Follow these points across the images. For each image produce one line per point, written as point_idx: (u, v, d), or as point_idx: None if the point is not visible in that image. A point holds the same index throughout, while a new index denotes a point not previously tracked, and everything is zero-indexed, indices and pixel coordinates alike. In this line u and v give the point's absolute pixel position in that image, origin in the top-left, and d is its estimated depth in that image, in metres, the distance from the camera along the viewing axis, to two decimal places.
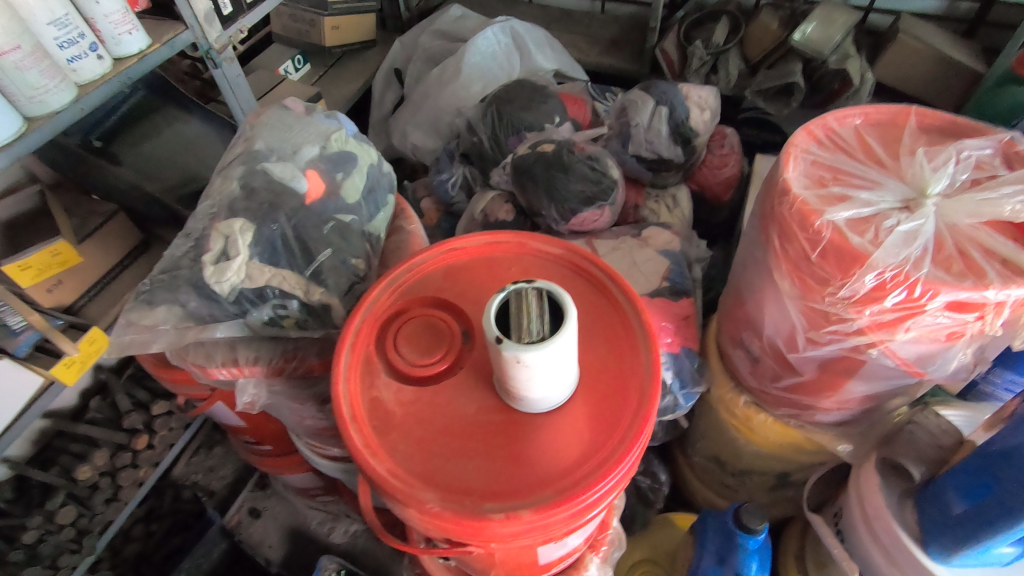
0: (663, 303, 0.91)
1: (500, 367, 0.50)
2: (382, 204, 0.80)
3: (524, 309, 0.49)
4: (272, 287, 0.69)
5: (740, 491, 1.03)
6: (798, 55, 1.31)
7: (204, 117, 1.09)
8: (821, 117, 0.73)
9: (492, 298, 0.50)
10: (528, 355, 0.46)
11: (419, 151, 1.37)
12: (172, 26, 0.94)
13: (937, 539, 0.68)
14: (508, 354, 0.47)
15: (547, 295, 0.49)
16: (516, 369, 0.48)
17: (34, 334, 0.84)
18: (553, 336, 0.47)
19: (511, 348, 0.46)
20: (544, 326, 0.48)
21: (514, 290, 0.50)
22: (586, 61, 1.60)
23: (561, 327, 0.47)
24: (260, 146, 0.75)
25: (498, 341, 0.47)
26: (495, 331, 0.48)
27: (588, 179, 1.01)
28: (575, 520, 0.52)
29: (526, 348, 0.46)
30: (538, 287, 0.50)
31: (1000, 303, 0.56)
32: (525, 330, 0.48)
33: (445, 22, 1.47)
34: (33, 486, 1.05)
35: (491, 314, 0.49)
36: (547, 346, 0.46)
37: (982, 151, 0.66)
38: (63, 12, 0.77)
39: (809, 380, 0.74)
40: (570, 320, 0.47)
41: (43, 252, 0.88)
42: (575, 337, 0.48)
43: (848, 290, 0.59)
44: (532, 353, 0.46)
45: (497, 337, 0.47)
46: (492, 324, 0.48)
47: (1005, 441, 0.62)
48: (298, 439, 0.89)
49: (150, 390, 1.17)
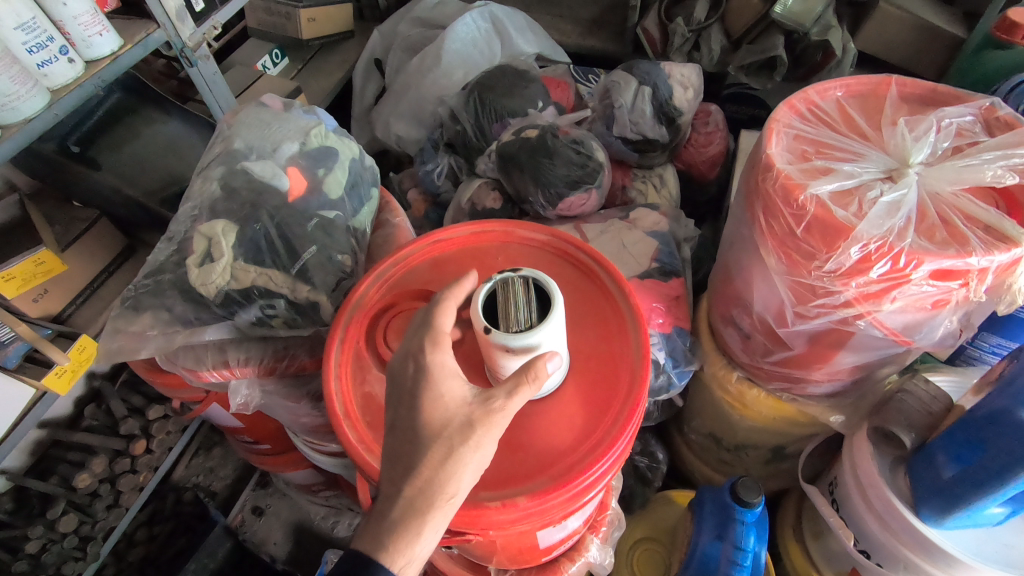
0: (653, 284, 0.91)
1: (489, 357, 0.50)
2: (366, 199, 0.79)
3: (510, 298, 0.49)
4: (258, 286, 0.68)
5: (737, 466, 1.04)
6: (780, 28, 1.30)
7: (181, 116, 1.07)
8: (802, 91, 0.73)
9: (478, 289, 0.50)
10: (517, 344, 0.47)
11: (403, 142, 1.36)
12: (143, 25, 0.92)
13: (930, 503, 0.70)
14: (496, 344, 0.47)
15: (533, 283, 0.49)
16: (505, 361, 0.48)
17: (23, 345, 0.84)
18: (541, 324, 0.47)
19: (500, 337, 0.47)
20: (532, 314, 0.48)
21: (500, 279, 0.50)
22: (568, 44, 1.59)
23: (548, 314, 0.48)
24: (239, 145, 0.74)
25: (486, 331, 0.47)
26: (483, 321, 0.48)
27: (573, 163, 1.01)
28: (573, 503, 0.53)
29: (515, 337, 0.47)
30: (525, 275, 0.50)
31: (983, 269, 0.56)
32: (513, 319, 0.48)
33: (423, 9, 1.45)
34: (32, 496, 1.06)
35: (478, 305, 0.49)
36: (536, 334, 0.47)
37: (962, 118, 0.66)
38: (30, 16, 0.75)
39: (799, 353, 0.75)
40: (557, 306, 0.48)
41: (26, 262, 0.86)
42: (563, 323, 0.49)
43: (834, 264, 0.59)
44: (520, 341, 0.47)
45: (485, 327, 0.47)
46: (479, 314, 0.48)
47: (992, 404, 0.63)
48: (295, 437, 0.88)
49: (144, 395, 1.17)
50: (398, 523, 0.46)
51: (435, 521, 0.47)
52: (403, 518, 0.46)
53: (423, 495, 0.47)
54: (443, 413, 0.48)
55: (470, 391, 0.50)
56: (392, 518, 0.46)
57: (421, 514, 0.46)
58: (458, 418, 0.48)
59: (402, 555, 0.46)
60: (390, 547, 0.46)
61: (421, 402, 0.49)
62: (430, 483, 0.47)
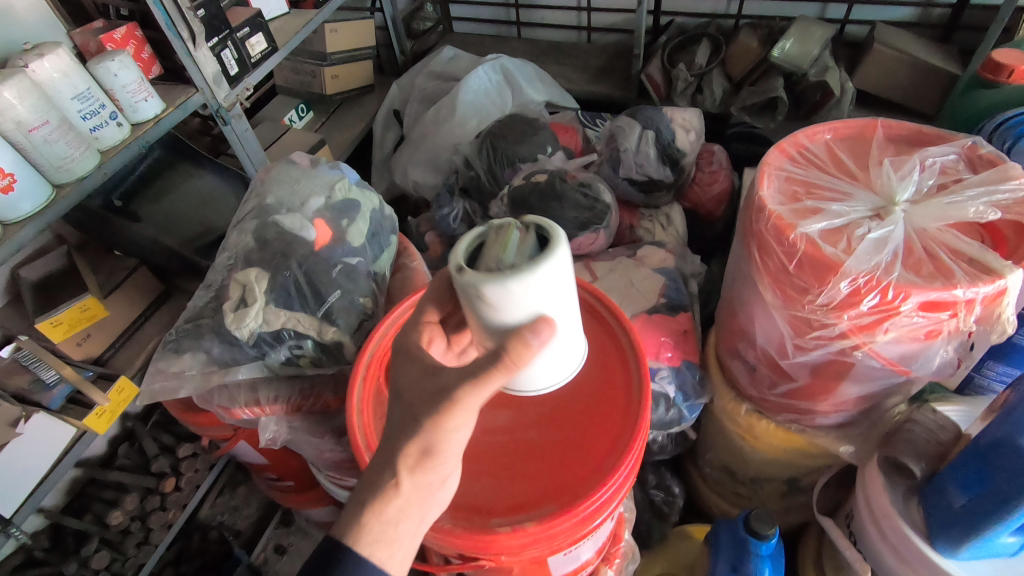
0: (661, 319, 0.94)
1: (468, 308, 0.48)
2: (385, 246, 0.86)
3: (498, 243, 0.47)
4: (288, 329, 0.74)
5: (752, 499, 1.04)
6: (779, 71, 1.37)
7: (215, 170, 1.15)
8: (792, 135, 0.77)
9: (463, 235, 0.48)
10: (488, 288, 0.44)
11: (420, 188, 1.42)
12: (184, 90, 1.01)
13: (943, 533, 0.70)
14: (470, 285, 0.45)
15: (534, 230, 0.47)
16: (473, 306, 0.46)
17: (66, 387, 0.91)
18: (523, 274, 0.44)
19: (471, 279, 0.44)
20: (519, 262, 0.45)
21: (495, 222, 0.49)
22: (576, 91, 1.66)
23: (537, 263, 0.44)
24: (271, 201, 0.81)
25: (459, 271, 0.45)
26: (456, 262, 0.46)
27: (581, 206, 1.06)
28: (581, 530, 0.55)
29: (488, 279, 0.43)
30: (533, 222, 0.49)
31: (970, 300, 0.58)
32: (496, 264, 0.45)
33: (439, 64, 1.56)
34: (68, 534, 1.11)
35: (459, 249, 0.47)
36: (516, 282, 0.43)
37: (945, 157, 0.70)
38: (85, 86, 0.84)
39: (803, 385, 0.77)
40: (551, 254, 0.44)
41: (72, 308, 0.93)
42: (555, 277, 0.45)
43: (826, 298, 0.63)
44: (498, 288, 0.44)
45: (458, 268, 0.45)
46: (458, 252, 0.47)
47: (995, 431, 0.65)
48: (318, 473, 0.91)
49: (175, 434, 1.22)
50: (363, 507, 0.51)
51: (390, 503, 0.51)
52: (365, 501, 0.51)
53: (386, 483, 0.51)
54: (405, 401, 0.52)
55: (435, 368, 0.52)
56: (359, 501, 0.51)
57: (392, 506, 0.51)
58: (417, 405, 0.51)
59: (366, 538, 0.50)
60: (352, 533, 0.50)
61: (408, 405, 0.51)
62: (391, 471, 0.51)
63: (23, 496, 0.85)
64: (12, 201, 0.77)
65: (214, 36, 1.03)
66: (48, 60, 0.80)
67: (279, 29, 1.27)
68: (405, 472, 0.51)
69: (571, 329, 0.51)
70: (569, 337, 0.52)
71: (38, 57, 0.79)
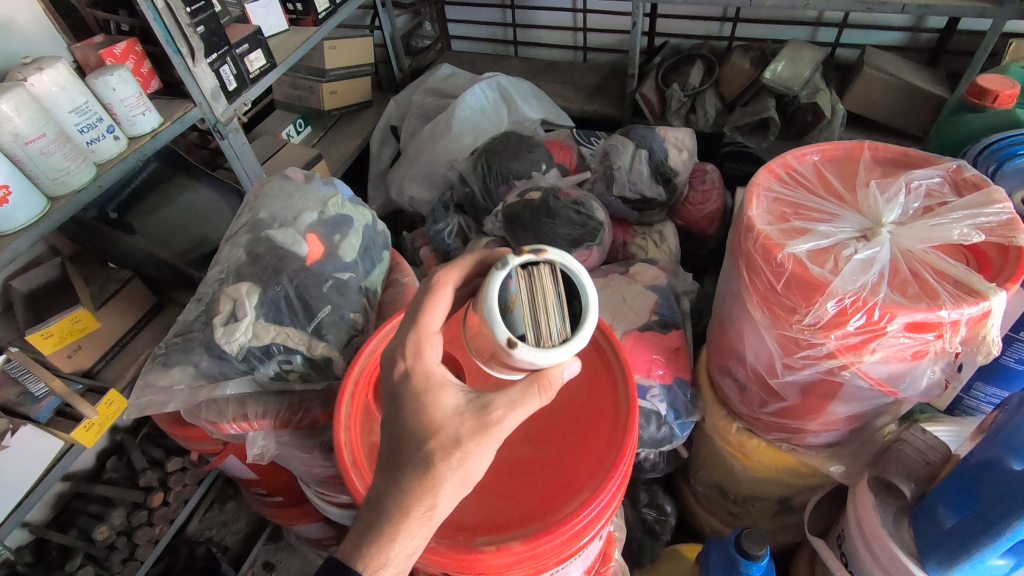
0: (653, 336, 0.94)
1: (501, 363, 0.48)
2: (377, 261, 0.86)
3: (538, 302, 0.47)
4: (277, 343, 0.73)
5: (744, 518, 1.04)
6: (771, 92, 1.38)
7: (211, 183, 1.16)
8: (781, 156, 0.78)
9: (494, 287, 0.46)
10: (546, 360, 0.45)
11: (416, 203, 1.43)
12: (182, 105, 1.02)
13: (932, 555, 0.69)
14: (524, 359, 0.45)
15: (560, 277, 0.48)
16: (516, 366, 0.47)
17: (55, 400, 0.90)
18: (575, 339, 0.46)
19: (528, 353, 0.45)
20: (563, 322, 0.47)
21: (519, 268, 0.47)
22: (571, 108, 1.68)
23: (584, 326, 0.47)
24: (264, 215, 0.82)
25: (511, 345, 0.45)
26: (505, 333, 0.45)
27: (574, 223, 1.07)
28: (568, 548, 0.55)
29: (547, 352, 0.45)
30: (551, 264, 0.49)
31: (955, 322, 0.59)
32: (544, 330, 0.46)
33: (436, 81, 1.58)
34: (52, 549, 1.10)
35: (495, 308, 0.46)
36: (571, 349, 0.46)
37: (930, 180, 0.71)
38: (83, 100, 0.85)
39: (793, 404, 0.77)
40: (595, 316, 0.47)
41: (63, 320, 0.93)
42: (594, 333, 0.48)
43: (813, 317, 0.63)
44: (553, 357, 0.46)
45: (509, 340, 0.45)
46: (499, 322, 0.45)
47: (983, 453, 0.65)
48: (306, 488, 0.90)
49: (164, 448, 1.21)
50: (377, 531, 0.51)
51: (414, 533, 0.51)
52: (384, 531, 0.50)
53: (391, 511, 0.51)
54: (399, 416, 0.52)
55: (448, 387, 0.52)
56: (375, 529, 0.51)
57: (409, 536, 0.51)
58: (410, 421, 0.51)
59: (388, 567, 0.51)
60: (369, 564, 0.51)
61: (408, 425, 0.52)
62: (423, 501, 0.51)
63: (10, 507, 0.85)
64: (6, 213, 0.78)
65: (213, 53, 1.04)
66: (46, 74, 0.81)
67: (279, 45, 1.29)
68: (444, 500, 0.51)
69: None
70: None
71: (38, 71, 0.80)
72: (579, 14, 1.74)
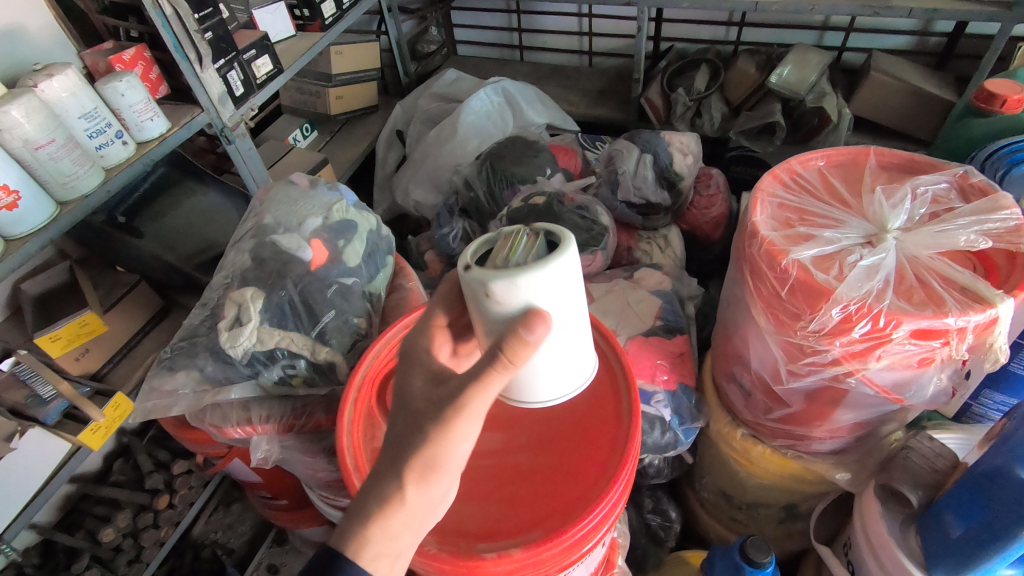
0: (657, 342, 0.94)
1: (475, 308, 0.47)
2: (382, 265, 0.86)
3: (509, 246, 0.47)
4: (281, 348, 0.74)
5: (750, 526, 1.03)
6: (777, 96, 1.38)
7: (218, 187, 1.17)
8: (785, 161, 0.78)
9: (479, 237, 0.49)
10: (495, 283, 0.44)
11: (421, 207, 1.43)
12: (189, 111, 1.03)
13: (941, 563, 0.68)
14: (474, 282, 0.44)
15: (540, 234, 0.47)
16: (476, 306, 0.47)
17: (63, 402, 0.91)
18: (528, 269, 0.43)
19: (478, 274, 0.44)
20: (526, 261, 0.45)
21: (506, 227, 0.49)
22: (576, 112, 1.68)
23: (543, 261, 0.44)
24: (269, 221, 0.82)
25: (468, 269, 0.45)
26: (467, 260, 0.46)
27: (579, 227, 1.08)
28: (570, 556, 0.55)
29: (495, 274, 0.43)
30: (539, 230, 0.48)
31: (962, 329, 0.58)
32: (503, 262, 0.45)
33: (441, 86, 1.59)
34: (59, 551, 1.10)
35: (472, 248, 0.48)
36: (518, 279, 0.43)
37: (936, 186, 0.71)
38: (92, 106, 0.86)
39: (798, 411, 0.77)
40: (555, 258, 0.44)
41: (72, 323, 0.94)
42: (559, 275, 0.44)
43: (818, 323, 0.63)
44: (501, 284, 0.44)
45: (467, 264, 0.46)
46: (467, 254, 0.47)
47: (990, 461, 0.64)
48: (311, 492, 0.91)
49: (170, 450, 1.22)
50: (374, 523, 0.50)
51: (408, 520, 0.50)
52: (367, 513, 0.49)
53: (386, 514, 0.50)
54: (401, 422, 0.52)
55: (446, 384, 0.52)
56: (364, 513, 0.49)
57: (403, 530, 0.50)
58: (411, 426, 0.51)
59: (382, 554, 0.50)
60: (353, 545, 0.49)
61: (409, 429, 0.51)
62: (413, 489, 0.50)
63: (16, 511, 0.85)
64: (17, 217, 0.79)
65: (220, 58, 1.05)
66: (56, 80, 0.81)
67: (285, 50, 1.30)
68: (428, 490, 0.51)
69: (568, 343, 0.50)
70: (581, 337, 0.52)
71: (48, 77, 0.81)
72: (584, 18, 1.75)
